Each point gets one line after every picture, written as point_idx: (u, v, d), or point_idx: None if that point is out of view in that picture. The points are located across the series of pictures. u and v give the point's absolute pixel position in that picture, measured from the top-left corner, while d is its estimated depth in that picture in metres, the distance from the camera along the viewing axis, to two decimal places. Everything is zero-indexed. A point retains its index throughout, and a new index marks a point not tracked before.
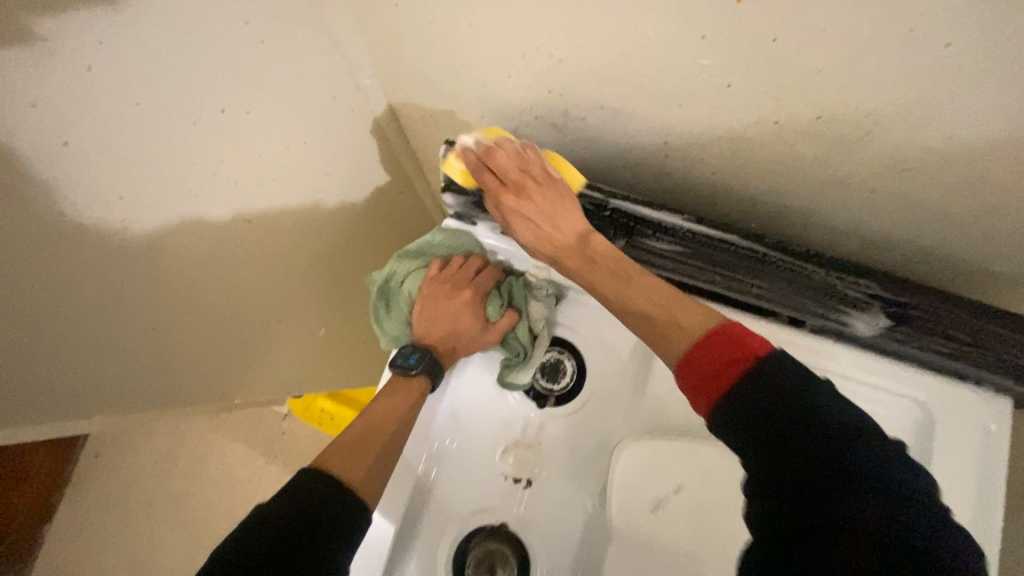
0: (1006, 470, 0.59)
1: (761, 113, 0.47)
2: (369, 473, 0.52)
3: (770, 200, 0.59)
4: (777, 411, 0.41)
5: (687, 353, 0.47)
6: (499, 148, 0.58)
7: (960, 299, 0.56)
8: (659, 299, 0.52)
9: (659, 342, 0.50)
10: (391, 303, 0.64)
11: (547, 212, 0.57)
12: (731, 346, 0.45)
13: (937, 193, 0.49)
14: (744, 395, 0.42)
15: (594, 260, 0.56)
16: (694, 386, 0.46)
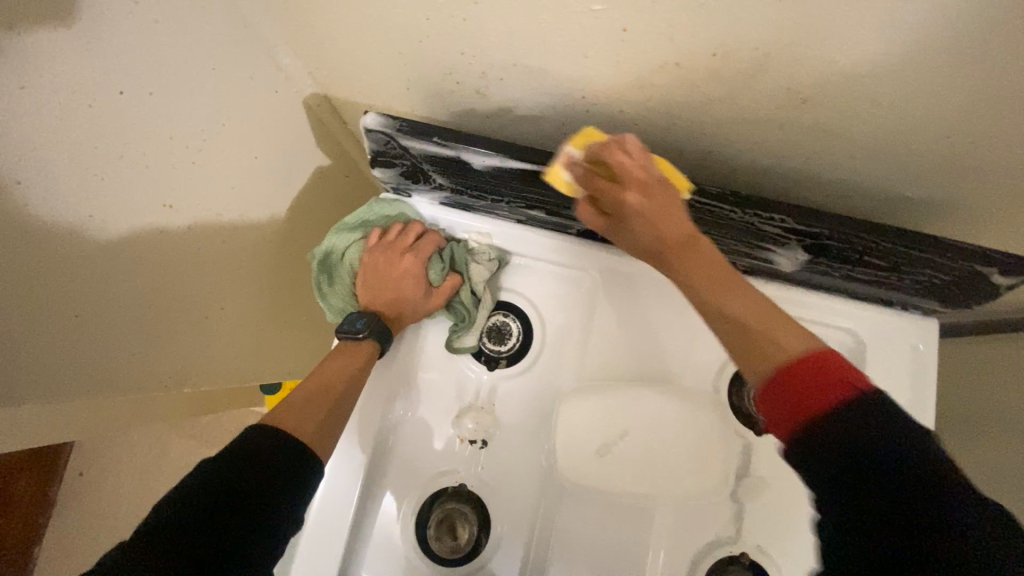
0: (934, 382, 0.64)
1: (661, 55, 0.48)
2: (320, 425, 0.52)
3: (692, 146, 0.61)
4: (874, 443, 0.35)
5: (773, 378, 0.40)
6: (612, 149, 0.50)
7: (892, 231, 0.55)
8: (760, 313, 0.43)
9: (745, 359, 0.42)
10: (333, 277, 0.64)
11: (657, 210, 0.48)
12: (830, 376, 0.38)
13: (837, 119, 0.52)
14: (829, 427, 0.36)
15: (694, 263, 0.47)
16: (772, 413, 0.40)
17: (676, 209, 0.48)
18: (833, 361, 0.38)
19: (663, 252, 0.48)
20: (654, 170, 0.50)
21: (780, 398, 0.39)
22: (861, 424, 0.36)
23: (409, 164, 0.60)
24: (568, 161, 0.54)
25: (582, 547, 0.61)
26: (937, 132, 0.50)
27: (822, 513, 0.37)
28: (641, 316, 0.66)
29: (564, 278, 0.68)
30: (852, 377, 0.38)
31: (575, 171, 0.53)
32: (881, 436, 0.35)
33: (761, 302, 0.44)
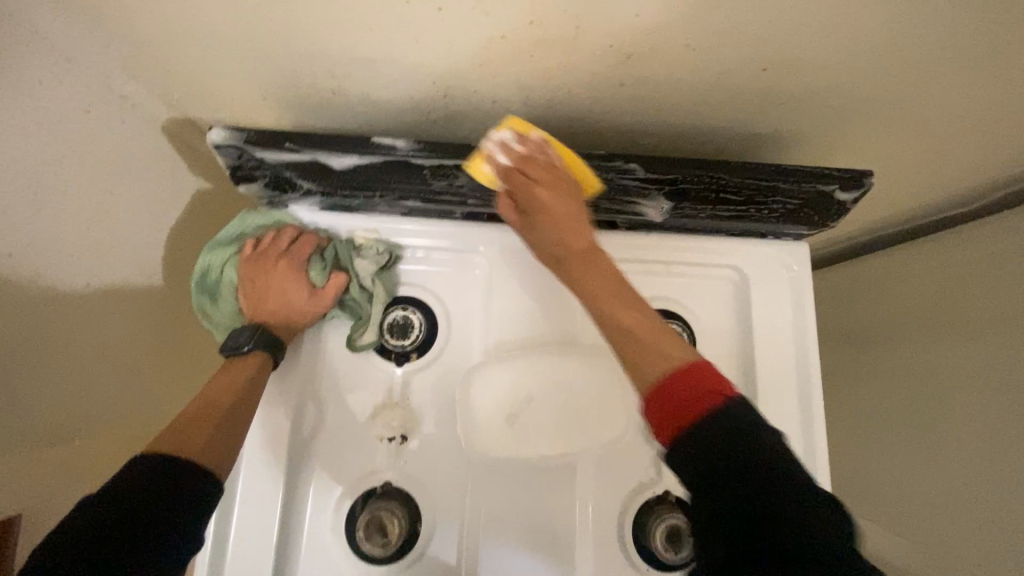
0: (812, 298, 0.69)
1: (483, 30, 0.50)
2: (211, 443, 0.50)
3: (551, 120, 0.63)
4: (733, 449, 0.40)
5: (660, 384, 0.45)
6: (534, 150, 0.55)
7: (731, 165, 0.60)
8: (648, 325, 0.49)
9: (637, 366, 0.48)
10: (215, 296, 0.62)
11: (562, 217, 0.54)
12: (700, 384, 0.43)
13: (664, 70, 0.55)
14: (701, 433, 0.42)
15: (591, 270, 0.53)
16: (659, 419, 0.44)
17: (562, 214, 0.54)
18: (698, 368, 0.44)
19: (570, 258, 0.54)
20: (558, 167, 0.56)
21: (666, 410, 0.44)
22: (732, 435, 0.41)
23: (270, 174, 0.59)
24: (489, 149, 0.55)
25: (514, 518, 0.62)
26: (748, 67, 0.54)
27: (709, 529, 0.40)
28: (537, 287, 0.68)
29: (458, 263, 0.69)
30: (716, 386, 0.43)
31: (501, 165, 0.55)
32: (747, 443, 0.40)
33: (647, 317, 0.50)
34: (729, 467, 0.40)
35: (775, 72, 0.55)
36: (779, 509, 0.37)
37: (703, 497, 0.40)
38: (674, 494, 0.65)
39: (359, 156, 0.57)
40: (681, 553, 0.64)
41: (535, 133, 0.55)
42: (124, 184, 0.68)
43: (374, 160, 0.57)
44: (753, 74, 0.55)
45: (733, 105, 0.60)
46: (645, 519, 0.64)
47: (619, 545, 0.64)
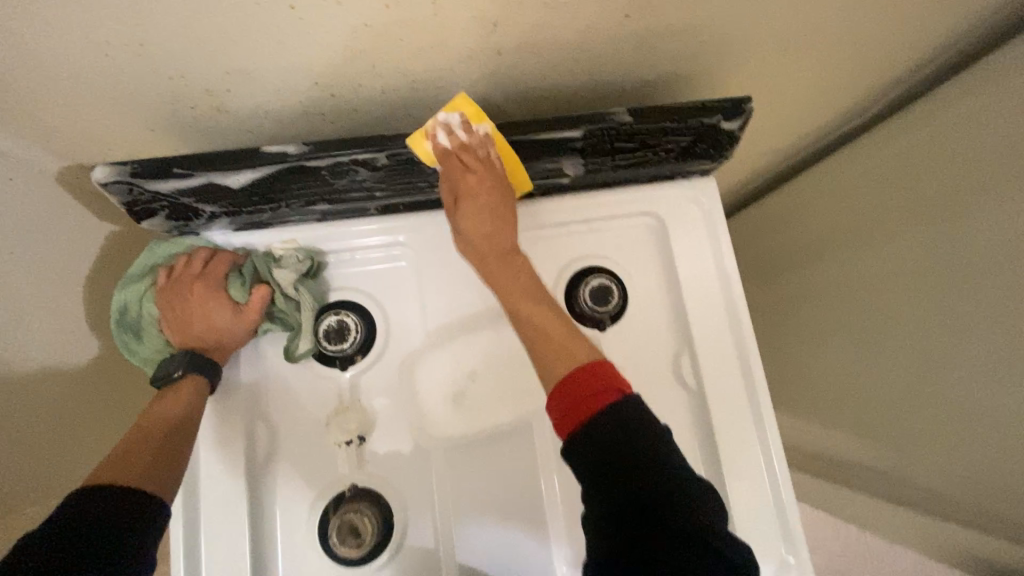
0: (725, 228, 0.72)
1: (345, 21, 0.50)
2: (150, 465, 0.50)
3: (443, 98, 0.64)
4: (617, 441, 0.45)
5: (565, 377, 0.50)
6: (475, 144, 0.59)
7: (625, 113, 0.62)
8: (563, 329, 0.55)
9: (546, 361, 0.53)
10: (138, 333, 0.61)
11: (492, 214, 0.59)
12: (593, 386, 0.48)
13: (535, 32, 0.56)
14: (588, 433, 0.46)
15: (505, 265, 0.60)
16: (563, 413, 0.49)
17: (501, 216, 0.60)
18: (593, 371, 0.49)
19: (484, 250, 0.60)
20: (495, 168, 0.61)
21: (561, 409, 0.49)
22: (618, 439, 0.45)
23: (169, 203, 0.59)
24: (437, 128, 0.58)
25: (482, 491, 0.64)
26: (613, 15, 0.56)
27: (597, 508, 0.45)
28: (465, 266, 0.69)
29: (384, 258, 0.70)
30: (610, 388, 0.48)
31: (440, 149, 0.59)
32: (634, 434, 0.45)
33: (558, 319, 0.56)
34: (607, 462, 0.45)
35: (638, 17, 0.57)
36: (648, 494, 0.43)
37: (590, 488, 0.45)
38: None
39: (254, 170, 0.57)
40: None
41: (557, 120, 0.61)
42: (24, 241, 0.66)
43: (267, 170, 0.57)
44: (618, 23, 0.57)
45: (610, 55, 0.62)
46: None
47: None
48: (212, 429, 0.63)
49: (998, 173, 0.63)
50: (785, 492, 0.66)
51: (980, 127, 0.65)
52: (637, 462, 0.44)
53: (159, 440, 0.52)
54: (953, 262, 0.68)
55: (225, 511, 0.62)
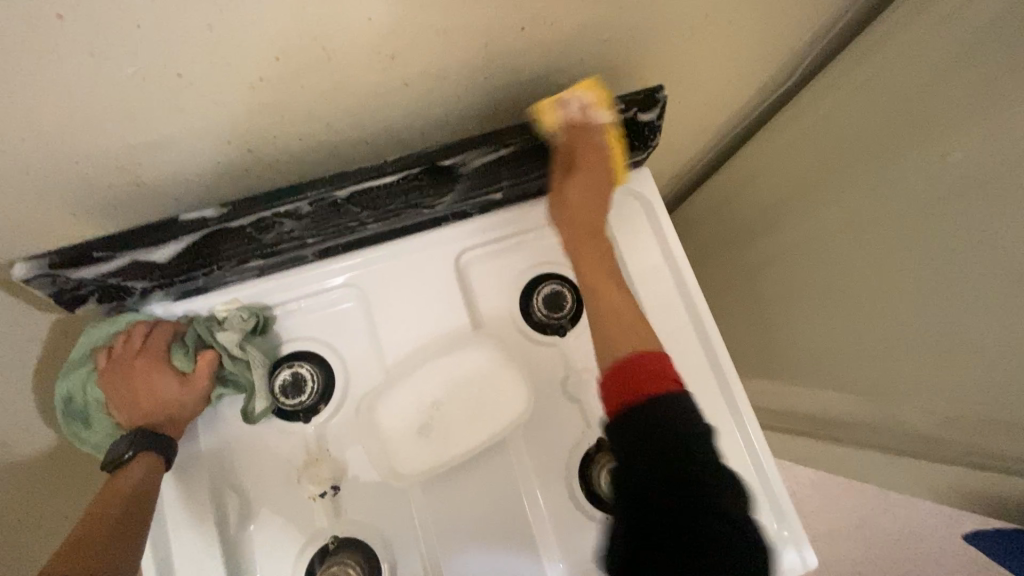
0: (666, 214, 0.73)
1: (239, 80, 0.50)
2: (103, 550, 0.49)
3: (362, 135, 0.64)
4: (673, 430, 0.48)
5: (621, 363, 0.55)
6: (587, 123, 0.64)
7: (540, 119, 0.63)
8: (628, 311, 0.61)
9: (605, 350, 0.58)
10: (87, 419, 0.60)
11: (590, 190, 0.67)
12: (648, 380, 0.52)
13: (435, 58, 0.56)
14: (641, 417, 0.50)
15: (586, 248, 0.66)
16: (614, 398, 0.53)
17: (593, 196, 0.67)
18: (656, 364, 0.53)
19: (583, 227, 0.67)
20: (603, 148, 0.66)
21: (614, 390, 0.53)
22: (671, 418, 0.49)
23: (98, 286, 0.58)
24: (565, 106, 0.63)
25: (467, 519, 0.63)
26: (510, 30, 0.56)
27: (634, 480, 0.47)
28: (415, 296, 0.69)
29: (332, 302, 0.69)
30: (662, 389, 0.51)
31: (566, 124, 0.64)
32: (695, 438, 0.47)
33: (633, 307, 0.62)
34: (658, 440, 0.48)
35: (534, 26, 0.57)
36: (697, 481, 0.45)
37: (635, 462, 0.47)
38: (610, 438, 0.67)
39: (178, 240, 0.56)
40: None
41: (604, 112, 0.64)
42: None
43: (191, 237, 0.56)
44: (515, 35, 0.57)
45: (519, 66, 0.62)
46: (590, 471, 0.66)
47: (572, 501, 0.65)
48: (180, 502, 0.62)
49: (920, 122, 0.64)
50: (768, 466, 0.66)
51: (890, 81, 0.66)
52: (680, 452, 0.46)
53: (107, 529, 0.51)
54: (888, 216, 0.70)
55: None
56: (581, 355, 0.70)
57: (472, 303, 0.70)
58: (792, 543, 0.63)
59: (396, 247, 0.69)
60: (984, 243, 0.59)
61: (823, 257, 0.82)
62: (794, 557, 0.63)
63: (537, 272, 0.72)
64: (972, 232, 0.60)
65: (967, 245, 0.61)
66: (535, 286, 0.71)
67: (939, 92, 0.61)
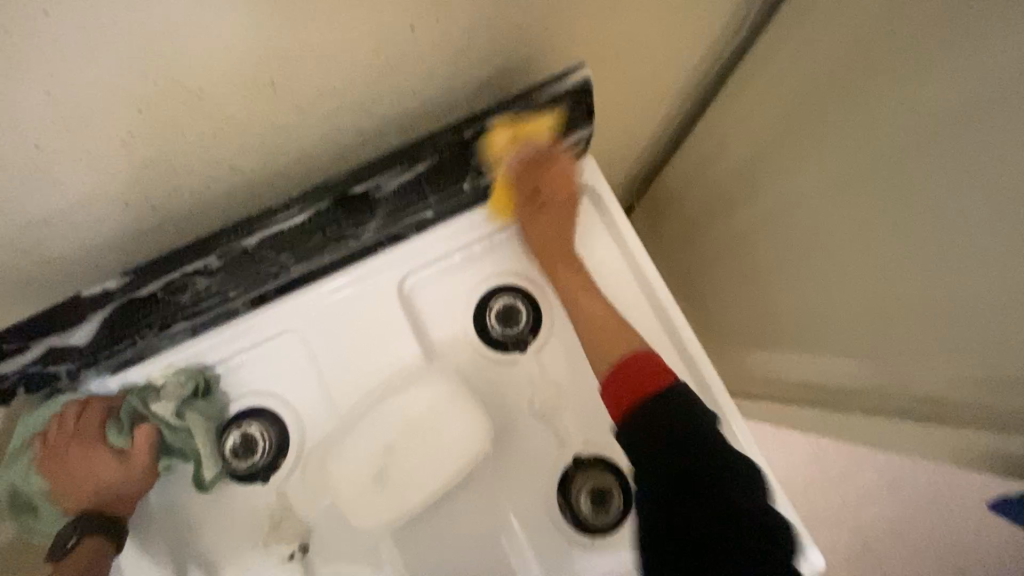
0: (617, 204, 0.68)
1: (110, 138, 0.46)
2: None
3: (275, 172, 0.60)
4: (677, 422, 0.51)
5: (616, 368, 0.57)
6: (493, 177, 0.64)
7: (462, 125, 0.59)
8: (606, 325, 0.60)
9: (593, 359, 0.60)
10: (34, 509, 0.57)
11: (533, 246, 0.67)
12: (650, 368, 0.56)
13: (327, 78, 0.52)
14: (649, 411, 0.53)
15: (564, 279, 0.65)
16: (615, 400, 0.56)
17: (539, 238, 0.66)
18: (647, 361, 0.56)
19: (548, 251, 0.66)
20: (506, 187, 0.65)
21: (614, 391, 0.56)
22: (675, 409, 0.52)
23: (21, 376, 0.55)
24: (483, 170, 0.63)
25: (443, 560, 0.59)
26: (400, 35, 0.51)
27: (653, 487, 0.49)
28: (361, 333, 0.65)
29: (274, 352, 0.65)
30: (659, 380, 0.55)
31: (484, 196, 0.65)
32: (698, 422, 0.51)
33: (609, 315, 0.61)
34: (668, 436, 0.51)
35: (425, 24, 0.51)
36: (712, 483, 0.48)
37: (653, 464, 0.50)
38: (587, 453, 0.63)
39: (94, 318, 0.54)
40: (615, 506, 0.61)
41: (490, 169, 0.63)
42: None
43: (105, 312, 0.54)
44: (408, 37, 0.52)
45: (424, 68, 0.57)
46: (569, 494, 0.62)
47: (554, 525, 0.61)
48: None
49: (870, 69, 0.57)
50: (760, 464, 0.61)
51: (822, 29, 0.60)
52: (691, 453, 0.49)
53: None
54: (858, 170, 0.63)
55: None
56: (545, 367, 0.65)
57: (421, 330, 0.66)
58: (797, 544, 0.58)
59: (334, 283, 0.65)
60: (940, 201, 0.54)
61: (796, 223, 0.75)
62: (801, 561, 0.58)
63: (489, 286, 0.67)
64: (929, 191, 0.55)
65: (922, 202, 0.56)
66: (488, 302, 0.67)
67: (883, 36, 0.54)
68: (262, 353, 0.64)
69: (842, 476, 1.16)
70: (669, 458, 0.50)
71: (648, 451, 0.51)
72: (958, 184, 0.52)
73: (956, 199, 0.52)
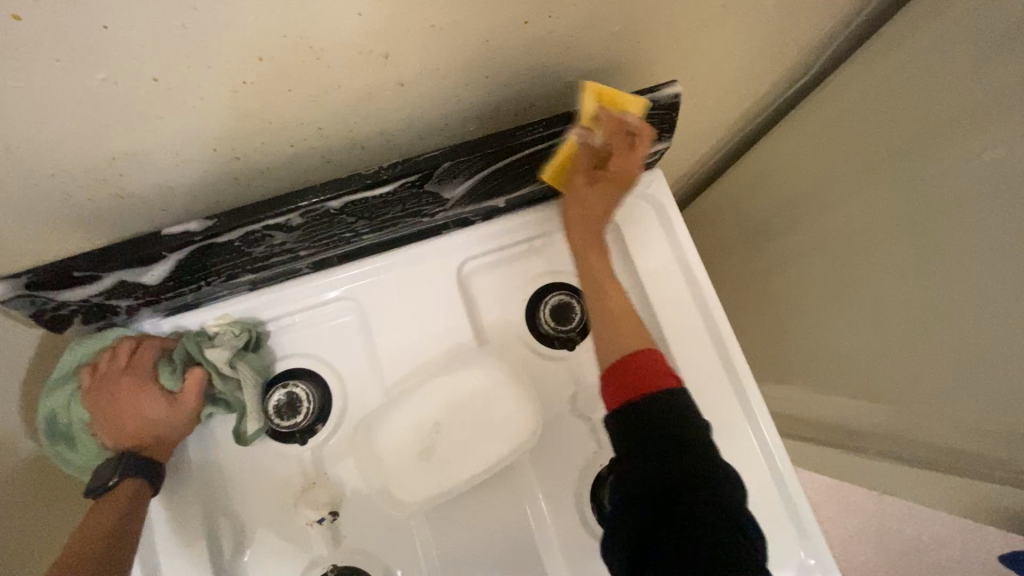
0: (679, 218, 0.69)
1: (222, 84, 0.47)
2: None
3: (357, 141, 0.61)
4: (661, 420, 0.47)
5: (621, 360, 0.53)
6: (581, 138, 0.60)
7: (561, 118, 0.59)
8: (626, 324, 0.57)
9: (603, 349, 0.56)
10: (72, 441, 0.57)
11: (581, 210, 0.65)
12: (650, 368, 0.51)
13: (435, 58, 0.53)
14: (634, 410, 0.49)
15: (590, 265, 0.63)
16: (614, 396, 0.51)
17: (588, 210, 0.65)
18: (652, 360, 0.52)
19: (593, 224, 0.65)
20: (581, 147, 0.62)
21: (615, 386, 0.52)
22: (659, 410, 0.48)
23: (82, 306, 0.55)
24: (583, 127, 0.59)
25: (470, 544, 0.60)
26: (513, 26, 0.52)
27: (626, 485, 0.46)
28: (415, 309, 0.65)
29: (328, 317, 0.65)
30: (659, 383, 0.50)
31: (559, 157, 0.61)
32: (676, 425, 0.47)
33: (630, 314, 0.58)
34: (644, 429, 0.47)
35: (538, 20, 0.53)
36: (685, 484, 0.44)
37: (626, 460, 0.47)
38: None
39: (166, 259, 0.53)
40: None
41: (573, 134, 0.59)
42: None
43: (178, 254, 0.53)
44: (519, 29, 0.53)
45: (521, 62, 0.58)
46: (601, 495, 0.62)
47: (582, 523, 0.62)
48: (169, 527, 0.59)
49: (937, 131, 0.60)
50: (790, 492, 0.62)
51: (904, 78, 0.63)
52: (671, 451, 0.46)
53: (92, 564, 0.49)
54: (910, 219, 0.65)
55: None
56: (590, 369, 0.66)
57: (475, 315, 0.67)
58: (820, 571, 0.60)
59: (396, 257, 0.66)
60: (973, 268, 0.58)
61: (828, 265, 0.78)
62: None
63: (545, 282, 0.68)
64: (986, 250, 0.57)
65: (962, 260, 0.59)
66: (544, 296, 0.67)
67: (956, 102, 0.58)
68: (316, 315, 0.65)
69: (833, 520, 1.18)
70: (640, 454, 0.46)
71: (626, 448, 0.48)
72: (994, 257, 0.56)
73: (988, 269, 0.57)
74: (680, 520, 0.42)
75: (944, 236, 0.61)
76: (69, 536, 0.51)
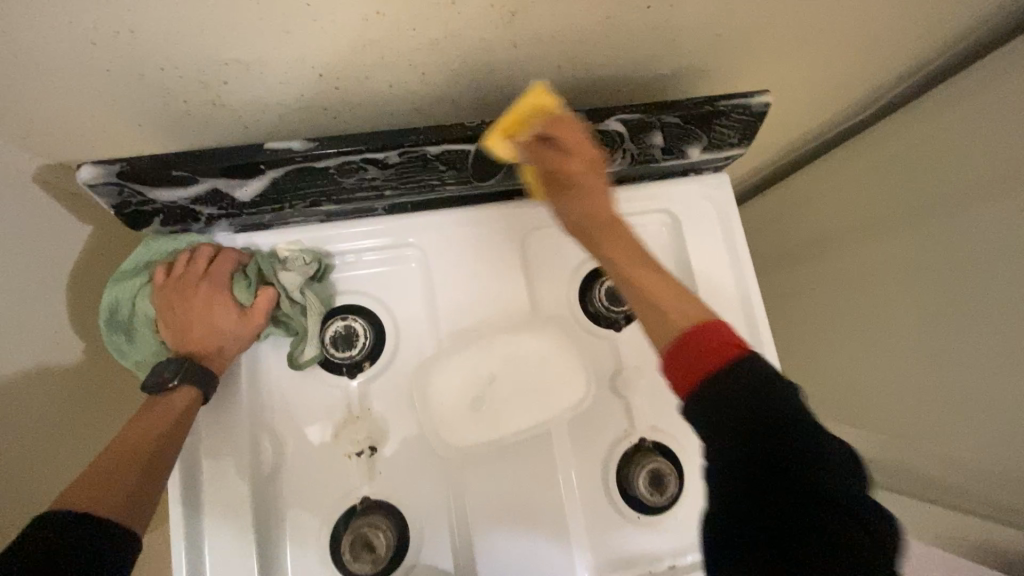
0: (738, 224, 0.72)
1: (356, 9, 0.47)
2: (126, 491, 0.46)
3: (454, 95, 0.62)
4: (743, 395, 0.40)
5: (681, 336, 0.45)
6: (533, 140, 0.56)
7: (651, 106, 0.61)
8: (667, 292, 0.50)
9: (651, 327, 0.49)
10: (131, 334, 0.57)
11: (585, 194, 0.57)
12: (721, 334, 0.44)
13: (555, 26, 0.54)
14: (711, 388, 0.42)
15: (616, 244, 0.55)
16: (678, 370, 0.45)
17: (596, 194, 0.57)
18: (714, 328, 0.44)
19: (597, 228, 0.56)
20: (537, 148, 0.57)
21: (681, 359, 0.44)
22: (731, 388, 0.41)
23: (166, 207, 0.56)
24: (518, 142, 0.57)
25: (498, 496, 0.62)
26: (633, 11, 0.54)
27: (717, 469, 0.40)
28: (477, 267, 0.67)
29: (392, 260, 0.66)
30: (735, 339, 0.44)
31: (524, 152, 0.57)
32: (766, 395, 0.40)
33: (674, 287, 0.50)
34: (733, 400, 0.41)
35: (659, 8, 0.55)
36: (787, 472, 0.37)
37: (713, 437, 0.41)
38: (649, 438, 0.67)
39: (262, 173, 0.54)
40: (668, 492, 0.65)
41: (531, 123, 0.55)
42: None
43: (274, 170, 0.54)
44: (639, 13, 0.55)
45: (628, 48, 0.60)
46: (627, 469, 0.65)
47: (605, 492, 0.65)
48: (210, 437, 0.60)
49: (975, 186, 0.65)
50: None
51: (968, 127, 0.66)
52: (764, 429, 0.39)
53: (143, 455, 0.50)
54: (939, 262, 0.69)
55: (222, 524, 0.59)
56: (632, 352, 0.69)
57: (532, 283, 0.68)
58: None
59: (467, 214, 0.67)
60: (981, 313, 0.64)
61: (851, 295, 0.82)
62: None
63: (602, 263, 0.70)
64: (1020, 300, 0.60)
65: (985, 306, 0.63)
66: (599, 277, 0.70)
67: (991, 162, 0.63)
68: (381, 257, 0.66)
69: None
70: (734, 433, 0.40)
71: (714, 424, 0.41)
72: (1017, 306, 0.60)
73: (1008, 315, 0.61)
74: (788, 510, 0.36)
75: (952, 279, 0.67)
76: (125, 425, 0.52)
